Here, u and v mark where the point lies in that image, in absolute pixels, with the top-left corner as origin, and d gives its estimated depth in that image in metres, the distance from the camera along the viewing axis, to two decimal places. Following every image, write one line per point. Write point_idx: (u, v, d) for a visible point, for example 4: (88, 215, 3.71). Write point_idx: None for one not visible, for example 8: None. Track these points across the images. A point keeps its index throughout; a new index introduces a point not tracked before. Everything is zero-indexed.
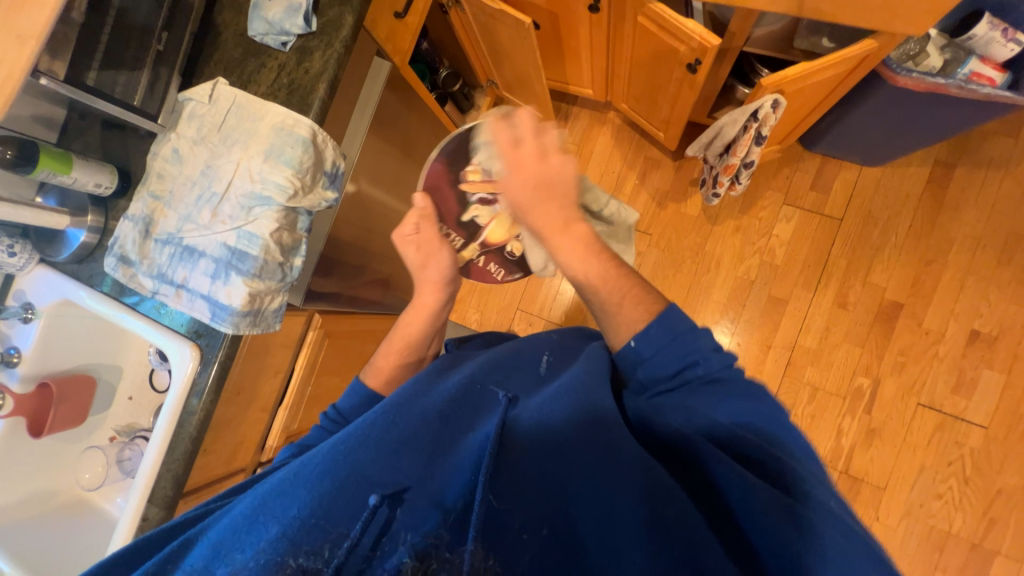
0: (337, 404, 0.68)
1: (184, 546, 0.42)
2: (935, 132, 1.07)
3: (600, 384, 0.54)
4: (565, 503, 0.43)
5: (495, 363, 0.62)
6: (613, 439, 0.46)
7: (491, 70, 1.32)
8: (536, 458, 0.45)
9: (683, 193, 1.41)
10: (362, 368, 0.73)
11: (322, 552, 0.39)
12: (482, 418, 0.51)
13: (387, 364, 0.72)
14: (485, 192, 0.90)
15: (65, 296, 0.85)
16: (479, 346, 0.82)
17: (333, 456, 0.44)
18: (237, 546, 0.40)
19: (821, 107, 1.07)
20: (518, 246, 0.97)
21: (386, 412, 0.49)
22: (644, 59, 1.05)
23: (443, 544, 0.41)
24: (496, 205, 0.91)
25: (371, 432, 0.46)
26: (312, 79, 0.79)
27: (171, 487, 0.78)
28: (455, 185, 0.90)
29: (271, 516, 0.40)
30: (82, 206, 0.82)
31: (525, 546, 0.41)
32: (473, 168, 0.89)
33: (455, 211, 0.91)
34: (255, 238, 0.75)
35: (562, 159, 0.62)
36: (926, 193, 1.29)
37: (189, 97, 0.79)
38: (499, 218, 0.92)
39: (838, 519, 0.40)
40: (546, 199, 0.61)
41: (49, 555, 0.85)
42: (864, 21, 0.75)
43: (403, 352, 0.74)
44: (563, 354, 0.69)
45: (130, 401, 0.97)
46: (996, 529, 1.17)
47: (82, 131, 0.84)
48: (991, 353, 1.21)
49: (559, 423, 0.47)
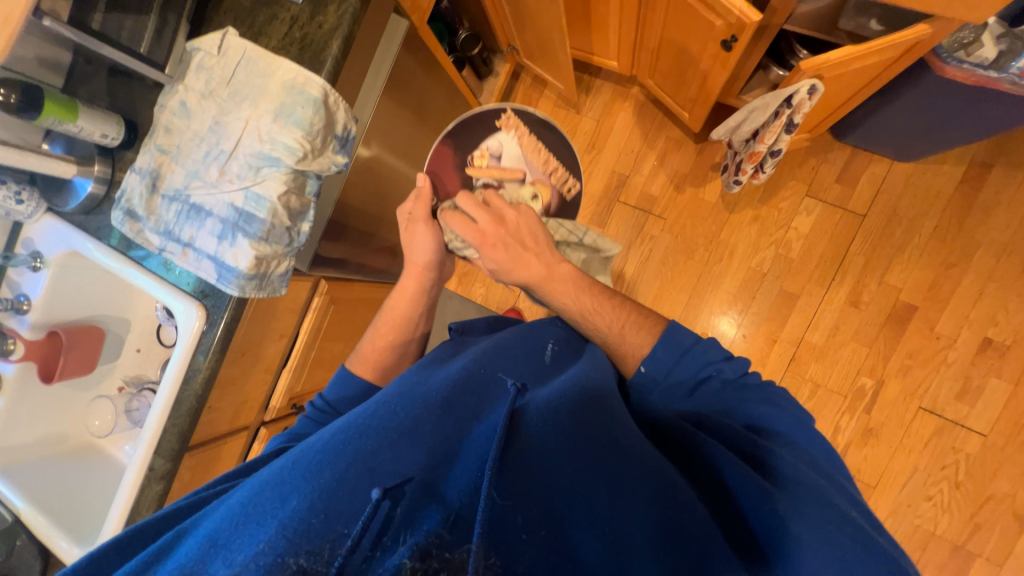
0: (324, 393, 0.70)
1: (178, 537, 0.44)
2: (977, 129, 1.02)
3: (603, 386, 0.57)
4: (568, 508, 0.43)
5: (497, 347, 0.64)
6: (614, 437, 0.48)
7: (513, 34, 1.26)
8: (539, 453, 0.46)
9: (702, 178, 1.36)
10: (349, 356, 0.77)
11: (322, 552, 0.39)
12: (483, 402, 0.52)
13: (371, 349, 0.76)
14: (489, 177, 0.89)
15: (72, 246, 0.85)
16: (483, 330, 0.81)
17: (334, 447, 0.45)
18: (237, 541, 0.40)
19: (861, 94, 1.01)
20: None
21: (388, 403, 0.51)
22: (676, 32, 0.99)
23: (443, 542, 0.40)
24: (500, 191, 0.89)
25: (372, 423, 0.48)
26: (325, 34, 0.75)
27: (176, 441, 0.80)
28: (462, 168, 0.89)
29: (271, 510, 0.41)
30: (89, 155, 0.81)
31: (524, 546, 0.41)
32: (479, 152, 0.90)
33: (457, 194, 0.89)
34: (262, 200, 0.74)
35: (516, 214, 0.73)
36: (957, 194, 1.23)
37: (197, 47, 0.75)
38: (504, 200, 0.89)
39: (856, 524, 0.43)
40: (523, 252, 0.72)
41: (61, 494, 0.89)
42: (921, 3, 0.69)
43: (389, 334, 0.78)
44: (570, 346, 0.69)
45: (138, 353, 0.98)
46: (981, 533, 1.18)
47: (88, 77, 0.82)
48: (1001, 362, 1.20)
49: (561, 418, 0.49)
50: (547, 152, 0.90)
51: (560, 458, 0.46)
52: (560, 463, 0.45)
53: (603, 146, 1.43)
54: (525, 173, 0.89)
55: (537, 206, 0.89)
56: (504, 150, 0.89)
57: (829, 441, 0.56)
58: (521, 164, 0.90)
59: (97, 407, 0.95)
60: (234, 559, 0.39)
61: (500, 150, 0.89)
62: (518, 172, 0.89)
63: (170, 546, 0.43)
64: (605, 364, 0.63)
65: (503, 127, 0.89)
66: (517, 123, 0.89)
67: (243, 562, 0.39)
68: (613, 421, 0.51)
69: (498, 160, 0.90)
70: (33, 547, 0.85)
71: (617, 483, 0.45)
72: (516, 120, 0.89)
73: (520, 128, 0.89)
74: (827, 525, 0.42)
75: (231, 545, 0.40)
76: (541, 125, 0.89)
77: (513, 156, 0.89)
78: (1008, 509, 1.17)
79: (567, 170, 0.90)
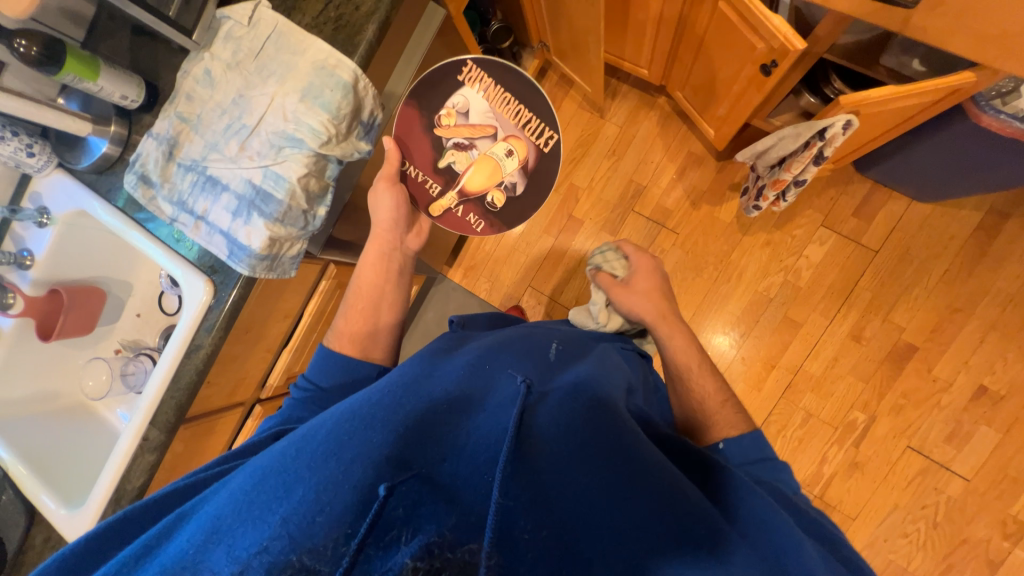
0: (308, 374, 0.74)
1: (178, 519, 0.47)
2: (1002, 179, 1.02)
3: (602, 386, 0.60)
4: (577, 516, 0.46)
5: (502, 345, 0.67)
6: (625, 444, 0.49)
7: (546, 31, 1.23)
8: (550, 459, 0.49)
9: (720, 197, 1.36)
10: (325, 333, 0.80)
11: (324, 551, 0.42)
12: (488, 396, 0.55)
13: (345, 326, 0.78)
14: (460, 136, 0.79)
15: (80, 206, 0.83)
16: (484, 325, 0.83)
17: (338, 436, 0.48)
18: (238, 525, 0.43)
19: (892, 132, 1.00)
20: (501, 197, 0.82)
21: (393, 393, 0.53)
22: (714, 48, 0.98)
23: (446, 542, 0.43)
24: (473, 149, 0.80)
25: (376, 411, 0.50)
26: (362, 18, 0.73)
27: (172, 413, 0.79)
28: (431, 130, 0.79)
29: (274, 500, 0.43)
30: (106, 114, 0.79)
31: (529, 545, 0.44)
32: (445, 111, 0.79)
33: (430, 158, 0.81)
34: (281, 180, 0.72)
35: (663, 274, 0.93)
36: (970, 241, 1.24)
37: (228, 15, 0.73)
38: (479, 160, 0.80)
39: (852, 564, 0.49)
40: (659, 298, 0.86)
41: (50, 454, 0.88)
42: (970, 52, 0.68)
43: (362, 309, 0.79)
44: (571, 347, 0.74)
45: (138, 318, 0.97)
46: (952, 573, 1.20)
47: (111, 33, 0.79)
48: (993, 411, 1.21)
49: (570, 425, 0.52)
50: (518, 100, 0.77)
51: (567, 466, 0.48)
52: (567, 471, 0.48)
53: (624, 152, 1.41)
54: (496, 129, 0.79)
55: (514, 162, 0.80)
56: (470, 105, 0.78)
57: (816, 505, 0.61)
58: (491, 120, 0.79)
59: (91, 367, 0.93)
60: (236, 552, 0.41)
61: (466, 105, 0.78)
62: (488, 127, 0.79)
63: (169, 532, 0.46)
64: (611, 366, 0.69)
65: (465, 80, 0.78)
66: (482, 75, 0.78)
67: (246, 560, 0.40)
68: (624, 425, 0.52)
69: (467, 117, 0.79)
70: (17, 505, 0.84)
71: (631, 489, 0.46)
72: (480, 70, 0.77)
73: (483, 75, 0.77)
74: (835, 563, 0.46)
75: (234, 533, 0.42)
76: (507, 71, 0.77)
77: (482, 109, 0.78)
78: (981, 553, 1.19)
79: (543, 120, 0.78)
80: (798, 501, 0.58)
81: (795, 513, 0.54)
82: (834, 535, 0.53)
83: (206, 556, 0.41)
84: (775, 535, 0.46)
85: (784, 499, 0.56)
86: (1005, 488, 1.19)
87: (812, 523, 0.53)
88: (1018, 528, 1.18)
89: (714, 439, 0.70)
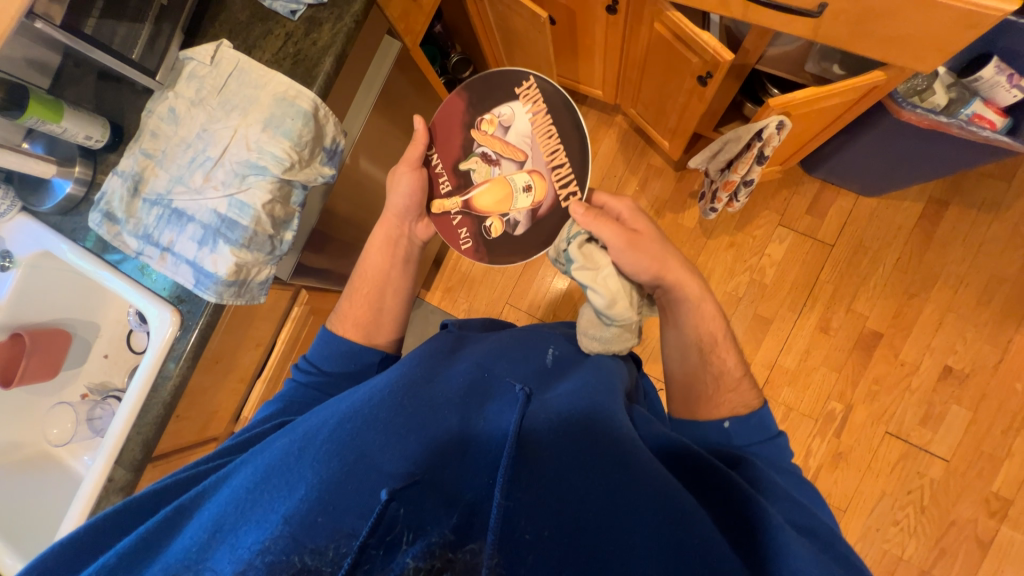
0: (310, 357, 0.77)
1: (180, 512, 0.47)
2: (932, 169, 1.09)
3: (603, 392, 0.61)
4: (581, 524, 0.45)
5: (501, 351, 0.70)
6: (623, 448, 0.51)
7: (503, 61, 1.31)
8: (550, 462, 0.49)
9: (681, 205, 1.42)
10: (329, 317, 0.83)
11: (326, 552, 0.42)
12: (489, 406, 0.56)
13: (350, 308, 0.82)
14: (490, 147, 0.82)
15: (45, 247, 0.83)
16: (479, 330, 0.85)
17: (342, 437, 0.49)
18: (240, 523, 0.44)
19: (828, 131, 1.07)
20: (500, 227, 0.83)
21: (397, 394, 0.55)
22: (657, 65, 1.05)
23: (447, 543, 0.43)
24: (496, 167, 0.82)
25: (378, 411, 0.52)
26: (318, 51, 0.77)
27: (139, 450, 0.77)
28: (466, 128, 0.83)
29: (278, 497, 0.45)
30: (70, 156, 0.80)
31: (531, 545, 0.44)
32: (490, 117, 0.82)
33: (454, 157, 0.83)
34: (246, 207, 0.74)
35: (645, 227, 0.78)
36: (917, 229, 1.31)
37: (190, 56, 0.77)
38: (497, 181, 0.82)
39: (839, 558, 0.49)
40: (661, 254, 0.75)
41: (9, 507, 0.84)
42: (876, 52, 0.75)
43: (365, 294, 0.82)
44: (569, 351, 0.76)
45: (105, 359, 0.95)
46: (946, 558, 1.20)
47: (77, 79, 0.82)
48: (961, 390, 1.25)
49: (569, 429, 0.53)
50: (560, 142, 0.79)
51: (570, 468, 0.49)
52: (570, 473, 0.48)
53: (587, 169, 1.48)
54: (527, 158, 0.80)
55: (527, 201, 0.81)
56: (514, 122, 0.81)
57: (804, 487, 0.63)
58: (527, 145, 0.81)
59: (55, 415, 0.91)
60: (237, 554, 0.42)
61: (511, 120, 0.81)
62: (520, 153, 0.81)
63: (168, 527, 0.46)
64: (609, 371, 0.70)
65: (520, 97, 0.80)
66: (539, 99, 0.80)
67: (247, 559, 0.41)
68: (624, 432, 0.53)
69: (506, 132, 0.81)
70: None
71: (633, 493, 0.46)
72: (538, 95, 0.80)
73: (539, 101, 0.79)
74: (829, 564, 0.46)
75: (237, 531, 0.43)
76: (561, 108, 0.79)
77: (523, 132, 0.80)
78: (970, 534, 1.20)
79: (574, 174, 0.79)
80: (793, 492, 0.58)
81: (788, 506, 0.54)
82: (829, 531, 0.53)
83: (209, 557, 0.43)
84: (772, 541, 0.46)
85: (774, 490, 0.56)
86: (983, 465, 1.22)
87: (808, 524, 0.53)
88: (1002, 505, 1.20)
89: (720, 416, 0.72)
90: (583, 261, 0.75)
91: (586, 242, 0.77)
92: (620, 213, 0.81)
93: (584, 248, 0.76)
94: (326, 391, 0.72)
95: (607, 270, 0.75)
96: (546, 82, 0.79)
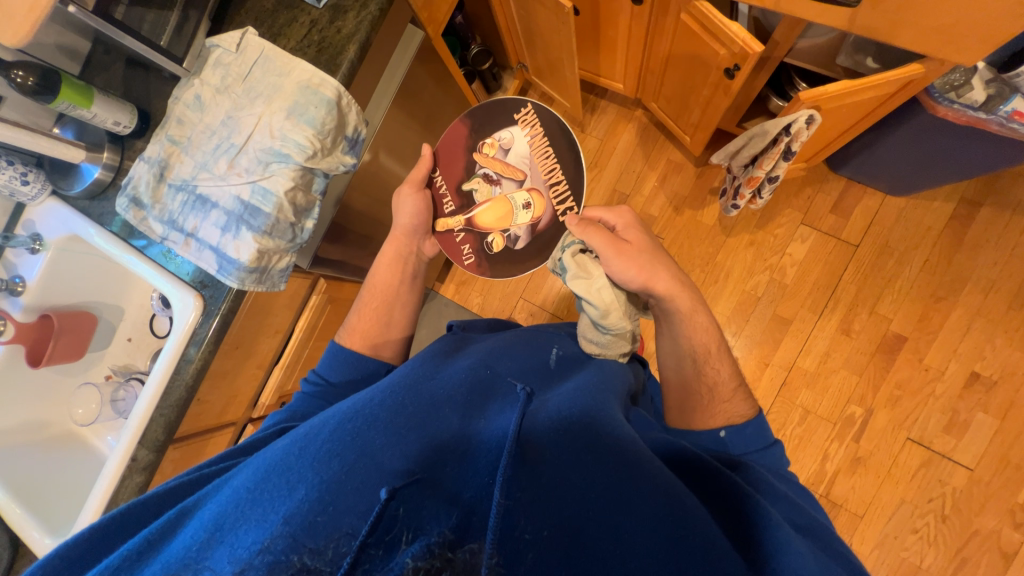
0: (318, 369, 0.76)
1: (183, 514, 0.48)
2: (966, 169, 1.06)
3: (605, 393, 0.61)
4: (581, 524, 0.44)
5: (502, 352, 0.70)
6: (626, 449, 0.50)
7: (523, 52, 1.30)
8: (549, 462, 0.48)
9: (701, 202, 1.39)
10: (338, 331, 0.82)
11: (325, 551, 0.42)
12: (490, 407, 0.57)
13: (358, 322, 0.80)
14: (492, 168, 0.83)
15: (73, 230, 0.85)
16: (484, 330, 0.86)
17: (342, 437, 0.49)
18: (241, 522, 0.44)
19: (857, 126, 1.04)
20: (501, 242, 0.84)
21: (396, 396, 0.55)
22: (682, 57, 1.03)
23: (446, 542, 0.43)
24: (497, 186, 0.83)
25: (378, 413, 0.52)
26: (343, 39, 0.77)
27: (162, 431, 0.78)
28: (469, 152, 0.84)
29: (279, 497, 0.45)
30: (99, 141, 0.82)
31: (530, 545, 0.43)
32: (490, 141, 0.84)
33: (457, 177, 0.84)
34: (269, 195, 0.74)
35: (638, 237, 0.75)
36: (947, 230, 1.27)
37: (217, 43, 0.78)
38: (496, 200, 0.83)
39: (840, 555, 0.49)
40: (655, 263, 0.72)
41: (36, 483, 0.87)
42: (916, 44, 0.72)
43: (375, 306, 0.81)
44: (572, 353, 0.76)
45: (129, 342, 0.98)
46: (966, 568, 1.17)
47: (105, 66, 0.83)
48: (988, 397, 1.21)
49: (569, 428, 0.52)
50: (556, 161, 0.82)
51: (569, 468, 0.48)
52: (569, 471, 0.48)
53: (605, 164, 1.46)
54: (525, 176, 0.83)
55: (527, 216, 0.83)
56: (513, 145, 0.83)
57: (800, 486, 0.63)
58: (525, 165, 0.83)
59: (81, 394, 0.92)
60: (237, 553, 0.42)
61: (510, 143, 0.83)
62: (520, 173, 0.83)
63: (172, 528, 0.47)
64: (611, 373, 0.70)
65: (518, 121, 0.83)
66: (535, 122, 0.83)
67: (247, 559, 0.41)
68: (624, 432, 0.53)
69: (506, 154, 0.84)
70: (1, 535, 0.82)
71: (633, 492, 0.46)
72: (534, 118, 0.83)
73: (536, 125, 0.83)
74: (828, 560, 0.46)
75: (238, 530, 0.43)
76: (556, 131, 0.82)
77: (523, 154, 0.83)
78: (993, 546, 1.16)
79: (570, 190, 0.82)
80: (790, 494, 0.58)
81: (787, 506, 0.54)
82: (831, 532, 0.52)
83: (208, 556, 0.43)
84: (771, 538, 0.46)
85: (773, 490, 0.56)
86: (1009, 476, 1.18)
87: (811, 522, 0.52)
88: None
89: (715, 425, 0.70)
90: (576, 271, 0.73)
91: (580, 252, 0.76)
92: (614, 224, 0.79)
93: (577, 257, 0.75)
94: (331, 401, 0.70)
95: (599, 280, 0.73)
96: (541, 106, 0.82)
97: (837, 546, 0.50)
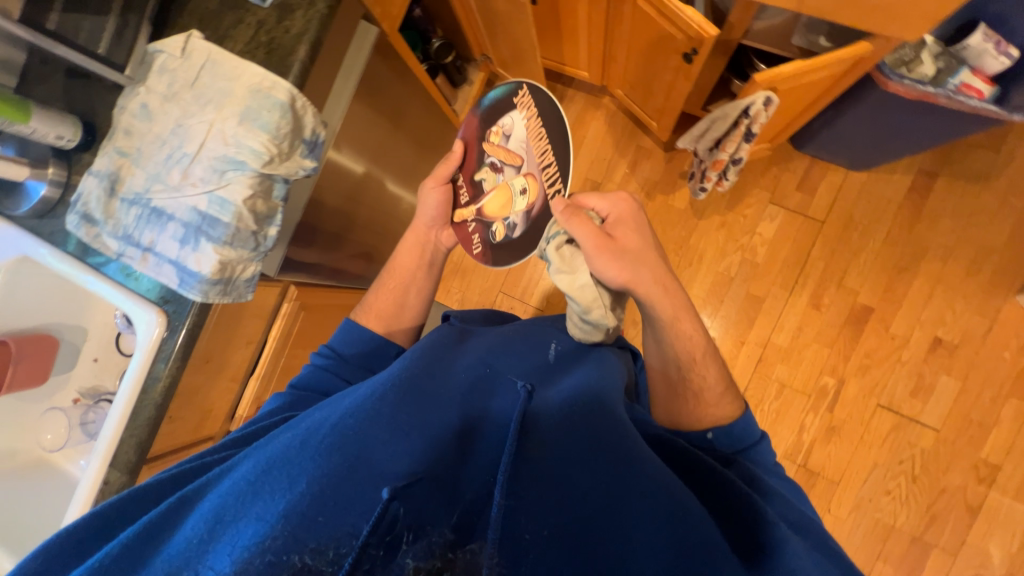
0: (331, 342, 0.78)
1: (184, 501, 0.47)
2: (921, 142, 1.09)
3: (607, 389, 0.62)
4: (583, 523, 0.45)
5: (500, 350, 0.70)
6: (627, 449, 0.51)
7: (486, 43, 1.28)
8: (552, 459, 0.48)
9: (672, 186, 1.41)
10: (355, 308, 0.86)
11: (326, 551, 0.41)
12: (492, 405, 0.57)
13: (377, 301, 0.85)
14: (495, 156, 0.78)
15: (23, 252, 0.82)
16: (480, 321, 0.87)
17: (343, 433, 0.48)
18: (240, 513, 0.43)
19: (818, 104, 1.06)
20: (503, 232, 0.79)
21: (399, 390, 0.54)
22: (642, 43, 1.03)
23: (447, 543, 0.43)
24: (501, 174, 0.78)
25: (381, 407, 0.51)
26: (292, 39, 0.75)
27: (134, 452, 0.77)
28: (479, 142, 0.80)
29: (279, 490, 0.44)
30: (43, 157, 0.78)
31: (532, 541, 0.43)
32: (495, 129, 0.78)
33: (471, 168, 0.82)
34: (226, 204, 0.72)
35: (624, 236, 0.72)
36: (907, 202, 1.31)
37: (160, 49, 0.75)
38: (500, 187, 0.78)
39: (824, 543, 0.52)
40: (643, 261, 0.71)
41: (5, 515, 0.84)
42: (862, 23, 0.74)
43: (392, 289, 0.86)
44: (571, 346, 0.77)
45: (94, 362, 0.93)
46: (937, 524, 1.22)
47: (44, 77, 0.79)
48: (951, 360, 1.26)
49: (573, 428, 0.52)
50: (550, 144, 0.74)
51: (573, 466, 0.48)
52: (571, 470, 0.48)
53: (575, 153, 1.46)
54: (523, 162, 0.76)
55: (525, 204, 0.76)
56: (514, 131, 0.77)
57: (789, 484, 0.66)
58: (526, 150, 0.76)
59: (48, 419, 0.91)
60: (235, 548, 0.41)
61: (511, 129, 0.77)
62: (518, 158, 0.77)
63: (171, 514, 0.46)
64: (608, 368, 0.71)
65: (518, 105, 0.76)
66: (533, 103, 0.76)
67: (247, 558, 0.40)
68: (625, 431, 0.53)
69: (508, 141, 0.77)
70: None
71: (630, 491, 0.47)
72: (531, 98, 0.75)
73: (533, 107, 0.75)
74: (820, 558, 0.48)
75: (238, 524, 0.43)
76: (553, 112, 0.74)
77: (522, 138, 0.76)
78: (960, 501, 1.22)
79: (564, 173, 0.74)
80: (782, 491, 0.60)
81: (777, 502, 0.57)
82: (820, 527, 0.55)
83: (208, 552, 0.42)
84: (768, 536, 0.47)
85: (764, 488, 0.58)
86: (972, 434, 1.24)
87: (799, 518, 0.55)
88: (990, 470, 1.22)
89: (702, 428, 0.72)
90: (560, 265, 0.70)
91: (566, 243, 0.72)
92: (605, 214, 0.74)
93: (562, 249, 0.71)
94: (344, 376, 0.74)
95: (583, 277, 0.70)
96: (539, 85, 0.74)
97: (827, 542, 0.52)
